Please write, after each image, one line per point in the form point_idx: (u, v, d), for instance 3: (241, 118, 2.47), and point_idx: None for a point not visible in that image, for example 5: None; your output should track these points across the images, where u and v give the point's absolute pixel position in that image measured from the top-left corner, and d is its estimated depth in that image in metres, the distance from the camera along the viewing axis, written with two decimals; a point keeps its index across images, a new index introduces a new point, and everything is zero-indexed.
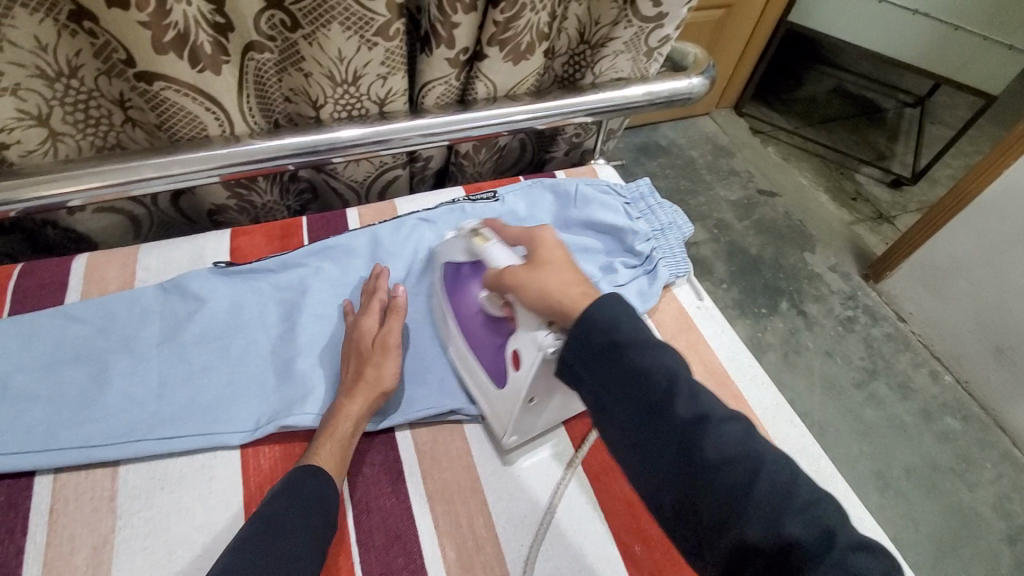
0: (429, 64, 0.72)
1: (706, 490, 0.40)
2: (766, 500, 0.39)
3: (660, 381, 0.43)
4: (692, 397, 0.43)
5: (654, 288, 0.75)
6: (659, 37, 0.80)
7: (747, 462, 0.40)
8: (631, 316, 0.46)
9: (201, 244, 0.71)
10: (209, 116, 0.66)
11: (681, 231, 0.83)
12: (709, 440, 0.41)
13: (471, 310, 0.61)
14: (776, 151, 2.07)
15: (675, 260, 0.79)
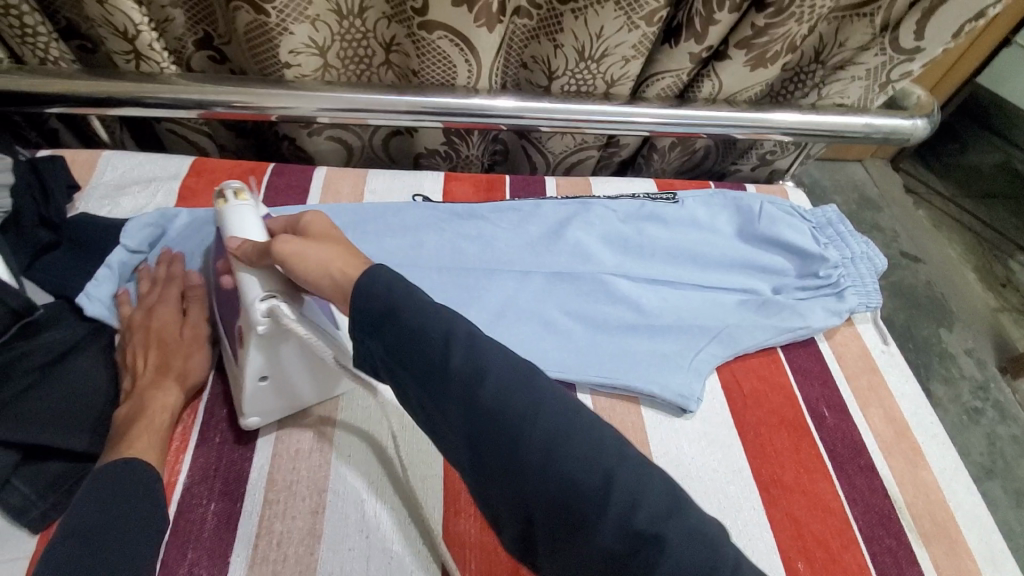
0: (669, 55, 0.74)
1: (502, 450, 0.37)
2: (576, 478, 0.35)
3: (416, 330, 0.41)
4: (471, 358, 0.40)
5: (835, 316, 0.74)
6: (902, 71, 0.77)
7: (522, 412, 0.38)
8: (403, 279, 0.43)
9: (420, 179, 0.79)
10: (463, 63, 0.72)
11: (873, 262, 0.79)
12: (483, 396, 0.38)
13: (225, 280, 0.57)
14: (928, 215, 1.93)
15: (867, 289, 0.77)
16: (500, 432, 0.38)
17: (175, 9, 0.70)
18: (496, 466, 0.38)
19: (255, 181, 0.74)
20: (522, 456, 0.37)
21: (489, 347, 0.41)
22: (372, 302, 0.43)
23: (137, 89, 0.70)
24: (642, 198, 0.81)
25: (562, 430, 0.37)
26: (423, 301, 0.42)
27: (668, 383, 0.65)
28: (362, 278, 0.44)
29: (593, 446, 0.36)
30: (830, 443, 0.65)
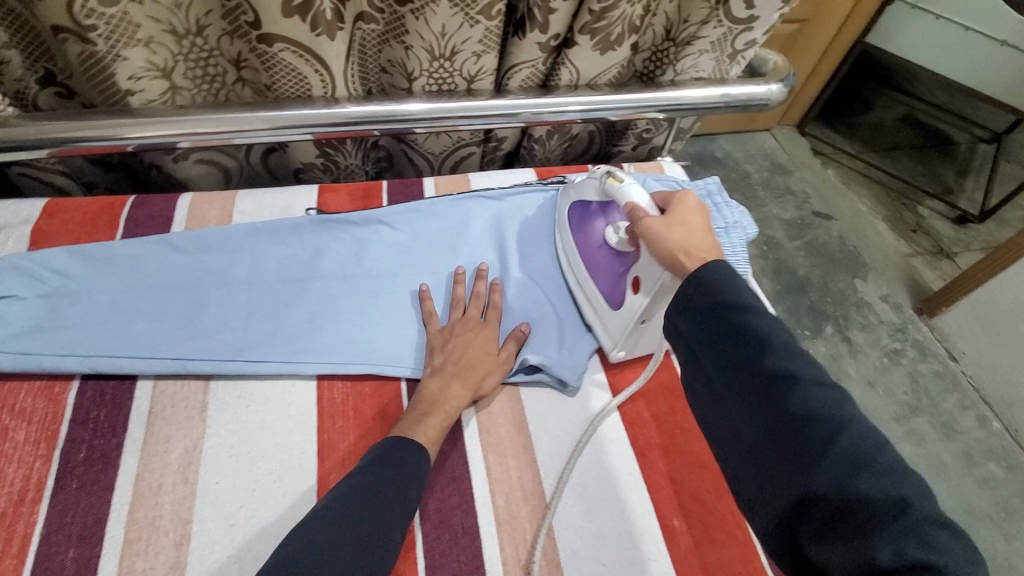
0: (520, 47, 0.76)
1: (792, 434, 0.44)
2: (839, 460, 0.41)
3: (751, 328, 0.48)
4: (783, 354, 0.47)
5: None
6: (746, 40, 0.81)
7: (824, 408, 0.43)
8: (736, 279, 0.51)
9: (292, 196, 0.77)
10: (315, 76, 0.73)
11: (746, 231, 0.79)
12: (793, 397, 0.45)
13: (597, 239, 0.69)
14: (836, 174, 2.03)
15: (739, 258, 0.77)
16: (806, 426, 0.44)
17: (9, 51, 0.68)
18: (776, 443, 0.44)
19: (113, 215, 0.71)
20: (805, 436, 0.43)
21: (798, 354, 0.47)
22: (706, 294, 0.51)
23: None
24: (534, 184, 0.81)
25: (840, 420, 0.43)
26: (733, 276, 0.51)
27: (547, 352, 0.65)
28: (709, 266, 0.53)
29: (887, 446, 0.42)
30: None
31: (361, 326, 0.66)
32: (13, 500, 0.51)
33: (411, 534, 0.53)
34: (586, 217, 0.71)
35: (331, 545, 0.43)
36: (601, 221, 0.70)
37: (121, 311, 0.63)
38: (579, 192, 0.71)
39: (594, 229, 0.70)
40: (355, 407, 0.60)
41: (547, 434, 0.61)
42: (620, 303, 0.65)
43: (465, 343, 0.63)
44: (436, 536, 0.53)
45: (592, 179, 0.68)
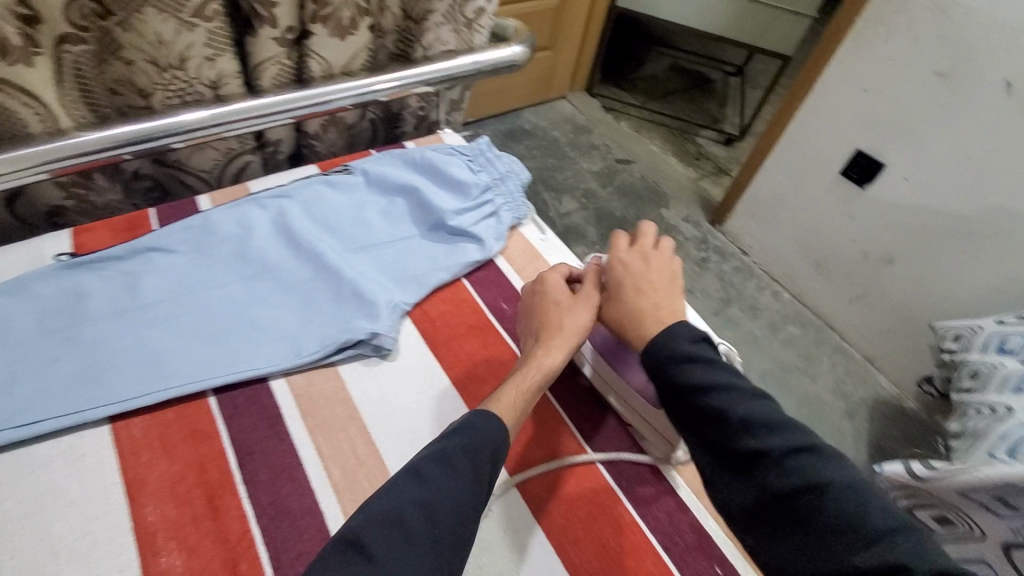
0: (256, 45, 0.75)
1: (784, 510, 0.45)
2: (837, 541, 0.42)
3: (722, 412, 0.48)
4: (745, 425, 0.47)
5: (500, 235, 0.80)
6: (474, 8, 0.90)
7: (796, 474, 0.45)
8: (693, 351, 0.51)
9: (38, 245, 0.70)
10: (27, 111, 0.66)
11: (520, 176, 0.87)
12: (776, 476, 0.45)
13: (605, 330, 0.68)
14: (628, 124, 2.29)
15: (514, 202, 0.84)
16: (795, 499, 0.44)
17: None
18: (774, 523, 0.45)
19: None
20: (806, 515, 0.44)
21: (767, 415, 0.47)
22: (666, 375, 0.51)
23: None
24: (316, 176, 0.83)
25: (821, 485, 0.44)
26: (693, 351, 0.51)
27: (334, 330, 0.66)
28: (660, 333, 0.54)
29: (865, 502, 0.43)
30: (512, 328, 0.73)
31: (146, 360, 0.61)
32: None
33: (249, 533, 0.52)
34: None
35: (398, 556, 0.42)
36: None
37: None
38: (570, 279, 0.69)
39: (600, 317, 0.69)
40: (161, 436, 0.57)
41: (373, 400, 0.63)
42: None
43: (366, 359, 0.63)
44: (276, 527, 0.53)
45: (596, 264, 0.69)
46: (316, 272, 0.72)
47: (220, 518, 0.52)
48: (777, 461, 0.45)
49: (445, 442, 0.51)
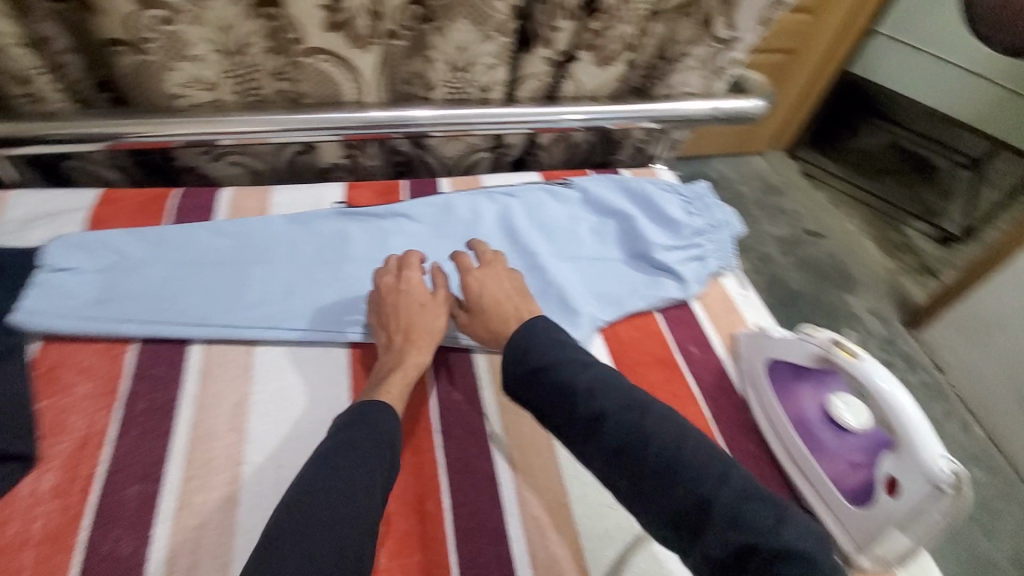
0: (528, 62, 0.84)
1: (641, 473, 0.46)
2: (720, 503, 0.42)
3: (563, 385, 0.52)
4: (586, 393, 0.51)
5: (703, 279, 0.81)
6: (728, 59, 0.90)
7: (638, 437, 0.47)
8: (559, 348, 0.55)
9: (320, 191, 0.85)
10: (346, 82, 0.81)
11: (734, 229, 0.86)
12: (606, 431, 0.48)
13: (814, 408, 0.68)
14: (826, 195, 2.09)
15: (724, 251, 0.84)
16: (643, 455, 0.46)
17: (71, 56, 0.73)
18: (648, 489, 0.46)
19: (160, 205, 0.79)
20: (648, 474, 0.46)
21: (606, 388, 0.51)
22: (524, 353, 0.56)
23: (38, 129, 0.74)
24: (539, 183, 0.89)
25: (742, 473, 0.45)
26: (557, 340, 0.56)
27: None
28: (523, 327, 0.58)
29: (651, 441, 0.47)
30: (698, 374, 0.74)
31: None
32: (78, 445, 0.57)
33: (437, 478, 0.59)
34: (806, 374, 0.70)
35: (333, 516, 0.46)
36: (811, 390, 0.70)
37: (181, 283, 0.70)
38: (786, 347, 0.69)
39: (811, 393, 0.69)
40: None
41: None
42: (869, 501, 0.62)
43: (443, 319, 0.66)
44: (461, 480, 0.60)
45: (810, 342, 0.66)
46: (525, 269, 0.79)
47: (419, 456, 0.61)
48: (637, 421, 0.48)
49: (351, 429, 0.54)
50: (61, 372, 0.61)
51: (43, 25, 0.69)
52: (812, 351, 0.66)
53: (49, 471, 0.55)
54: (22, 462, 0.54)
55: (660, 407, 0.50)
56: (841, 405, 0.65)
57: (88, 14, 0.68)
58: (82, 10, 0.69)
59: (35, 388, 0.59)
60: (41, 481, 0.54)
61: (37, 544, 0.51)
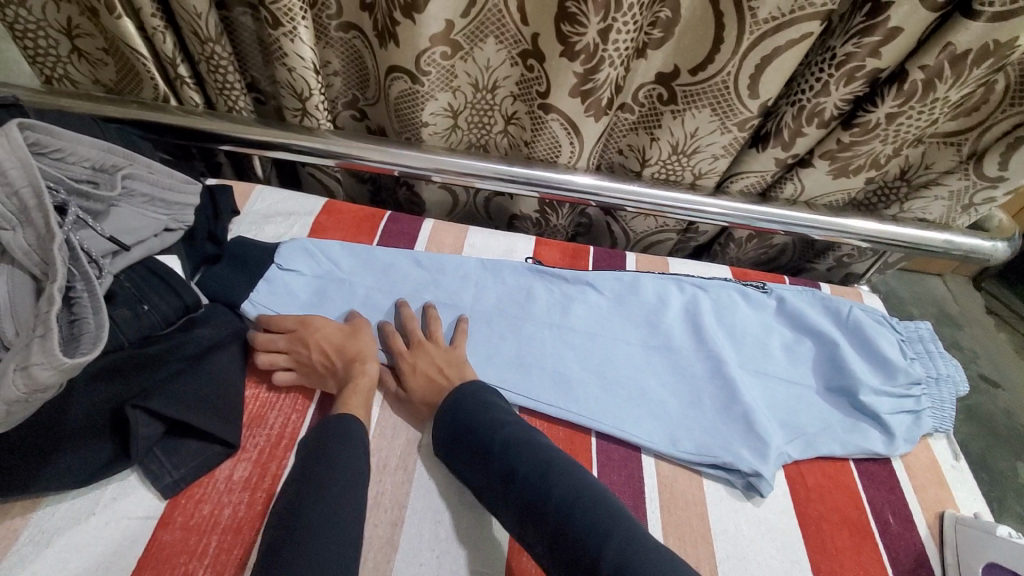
0: (755, 158, 0.81)
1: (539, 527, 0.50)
2: (609, 565, 0.45)
3: (484, 440, 0.56)
4: (504, 448, 0.55)
5: (912, 438, 0.70)
6: (986, 197, 0.79)
7: (543, 494, 0.51)
8: (477, 399, 0.60)
9: (513, 241, 0.87)
10: (567, 143, 0.82)
11: (957, 387, 0.75)
12: (517, 484, 0.52)
13: None
14: (1009, 340, 1.76)
15: (942, 412, 0.73)
16: (544, 512, 0.50)
17: (337, 78, 0.86)
18: (539, 539, 0.50)
19: (374, 224, 0.85)
20: (547, 528, 0.49)
21: (524, 444, 0.55)
22: (454, 414, 0.59)
23: (300, 138, 0.83)
24: (732, 281, 0.83)
25: (545, 495, 0.51)
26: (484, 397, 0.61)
27: (716, 445, 0.66)
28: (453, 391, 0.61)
29: (528, 472, 0.53)
30: (893, 551, 0.63)
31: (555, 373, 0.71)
32: (271, 443, 0.61)
33: None
34: None
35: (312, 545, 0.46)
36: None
37: (379, 307, 0.74)
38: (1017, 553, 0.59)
39: None
40: None
41: (728, 534, 0.61)
42: None
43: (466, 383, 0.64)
44: None
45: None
46: (709, 373, 0.73)
47: None
48: (540, 483, 0.52)
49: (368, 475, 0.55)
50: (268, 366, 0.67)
51: (328, 52, 0.82)
52: None
53: (244, 462, 0.59)
54: (224, 448, 0.59)
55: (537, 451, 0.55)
56: None
57: (381, 43, 0.77)
58: (381, 39, 0.76)
59: (246, 376, 0.65)
60: (236, 470, 0.58)
61: (223, 531, 0.54)
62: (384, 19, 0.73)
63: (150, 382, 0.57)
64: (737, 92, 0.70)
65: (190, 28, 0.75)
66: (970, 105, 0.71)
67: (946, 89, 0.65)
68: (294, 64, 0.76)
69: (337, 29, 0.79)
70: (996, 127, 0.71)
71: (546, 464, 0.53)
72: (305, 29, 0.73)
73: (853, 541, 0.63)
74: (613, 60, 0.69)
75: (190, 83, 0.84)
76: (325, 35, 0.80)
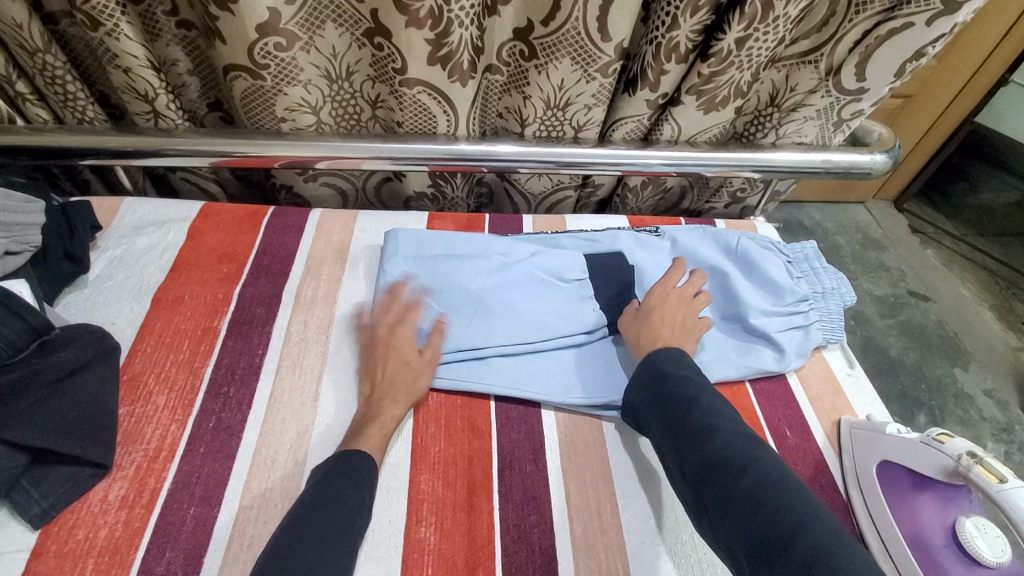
0: (629, 103, 0.81)
1: (722, 492, 0.49)
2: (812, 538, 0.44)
3: (684, 401, 0.57)
4: (709, 414, 0.55)
5: (803, 351, 0.73)
6: (853, 110, 0.81)
7: (745, 462, 0.50)
8: (679, 362, 0.61)
9: (405, 219, 0.85)
10: (441, 113, 0.81)
11: (843, 298, 0.78)
12: (712, 444, 0.52)
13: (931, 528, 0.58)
14: (934, 254, 1.82)
15: (833, 324, 0.76)
16: (732, 482, 0.49)
17: (191, 77, 0.82)
18: (718, 502, 0.49)
19: (256, 221, 0.81)
20: (739, 495, 0.48)
21: (722, 411, 0.56)
22: (651, 379, 0.61)
23: (157, 143, 0.78)
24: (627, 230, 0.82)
25: (742, 463, 0.50)
26: (681, 360, 0.62)
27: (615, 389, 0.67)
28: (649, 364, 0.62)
29: (725, 440, 0.52)
30: (791, 462, 0.65)
31: (466, 352, 0.68)
32: (149, 455, 0.58)
33: (491, 544, 0.55)
34: (904, 491, 0.61)
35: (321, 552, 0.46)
36: (935, 506, 0.59)
37: (265, 303, 0.72)
38: (894, 449, 0.62)
39: (923, 511, 0.59)
40: (447, 417, 0.64)
41: (628, 472, 0.62)
42: None
43: (386, 360, 0.64)
44: (515, 551, 0.55)
45: (940, 451, 0.58)
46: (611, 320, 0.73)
47: (473, 516, 0.57)
48: (744, 450, 0.51)
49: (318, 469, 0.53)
50: (143, 380, 0.64)
51: (171, 50, 0.78)
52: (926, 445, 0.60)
53: (120, 480, 0.56)
54: (98, 469, 0.56)
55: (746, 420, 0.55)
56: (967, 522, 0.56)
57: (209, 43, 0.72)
58: (206, 36, 0.71)
59: (118, 393, 0.62)
60: (112, 489, 0.56)
61: (100, 554, 0.52)
62: (202, 15, 0.68)
63: (11, 411, 0.54)
64: (591, 37, 0.70)
65: (15, 42, 0.71)
66: (818, 18, 0.74)
67: (784, 6, 0.67)
68: (128, 64, 0.72)
69: (177, 24, 0.75)
70: (847, 36, 0.73)
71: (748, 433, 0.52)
72: (129, 25, 0.69)
73: None
74: (462, 20, 0.68)
75: (33, 100, 0.80)
76: (160, 32, 0.75)
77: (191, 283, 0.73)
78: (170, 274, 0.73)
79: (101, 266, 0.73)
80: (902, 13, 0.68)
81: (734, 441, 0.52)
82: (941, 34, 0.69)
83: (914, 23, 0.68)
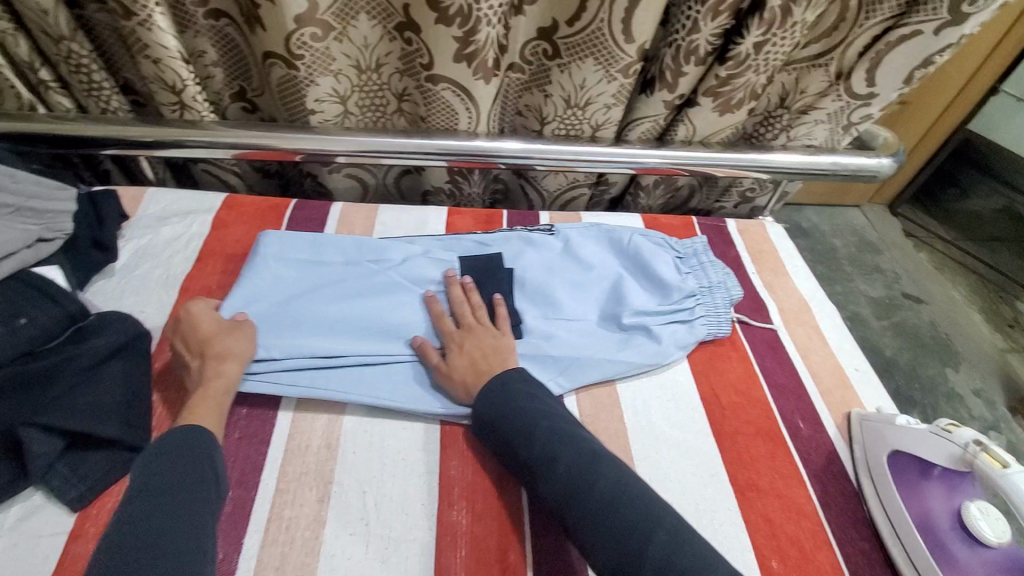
0: (647, 103, 0.83)
1: (577, 515, 0.50)
2: (658, 548, 0.47)
3: (525, 427, 0.57)
4: (549, 439, 0.55)
5: (688, 345, 0.74)
6: (862, 115, 0.84)
7: (587, 485, 0.51)
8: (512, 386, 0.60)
9: (425, 215, 0.87)
10: (464, 111, 0.82)
11: (731, 292, 0.79)
12: (558, 468, 0.53)
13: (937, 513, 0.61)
14: (928, 257, 1.86)
15: (718, 318, 0.77)
16: (586, 503, 0.51)
17: (216, 68, 0.83)
18: (574, 526, 0.51)
19: (279, 213, 0.82)
20: (591, 518, 0.50)
21: (569, 429, 0.57)
22: (489, 405, 0.60)
23: (183, 135, 0.79)
24: (516, 229, 0.81)
25: (586, 484, 0.52)
26: (513, 386, 0.60)
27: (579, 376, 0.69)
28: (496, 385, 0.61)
29: (569, 464, 0.53)
30: (804, 452, 0.68)
31: (320, 360, 0.64)
32: None
33: (521, 527, 0.57)
34: (912, 477, 0.63)
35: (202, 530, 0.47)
36: (942, 492, 0.62)
37: None
38: (904, 438, 0.64)
39: (929, 496, 0.62)
40: None
41: (649, 460, 0.64)
42: None
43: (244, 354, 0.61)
44: (545, 533, 0.57)
45: (948, 440, 0.61)
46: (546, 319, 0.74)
47: (502, 499, 0.58)
48: (587, 475, 0.52)
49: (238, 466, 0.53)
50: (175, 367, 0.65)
51: (199, 41, 0.79)
52: (935, 433, 0.62)
53: None
54: (134, 453, 0.57)
55: (582, 437, 0.56)
56: (971, 507, 0.59)
57: (251, 28, 0.74)
58: (250, 24, 0.73)
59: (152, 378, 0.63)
60: None
61: None
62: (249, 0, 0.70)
63: (51, 395, 0.54)
64: (613, 38, 0.72)
65: (41, 29, 0.71)
66: (829, 23, 0.75)
67: (802, 12, 0.69)
68: (159, 54, 0.73)
69: (204, 16, 0.76)
70: (857, 41, 0.76)
71: (587, 452, 0.54)
72: (162, 16, 0.70)
73: (768, 447, 0.67)
74: (489, 19, 0.70)
75: (55, 88, 0.80)
76: (193, 24, 0.77)
77: (217, 274, 0.74)
78: (196, 264, 0.74)
79: (128, 255, 0.74)
80: (912, 21, 0.71)
81: (576, 463, 0.53)
82: (948, 44, 0.72)
83: (922, 32, 0.71)
